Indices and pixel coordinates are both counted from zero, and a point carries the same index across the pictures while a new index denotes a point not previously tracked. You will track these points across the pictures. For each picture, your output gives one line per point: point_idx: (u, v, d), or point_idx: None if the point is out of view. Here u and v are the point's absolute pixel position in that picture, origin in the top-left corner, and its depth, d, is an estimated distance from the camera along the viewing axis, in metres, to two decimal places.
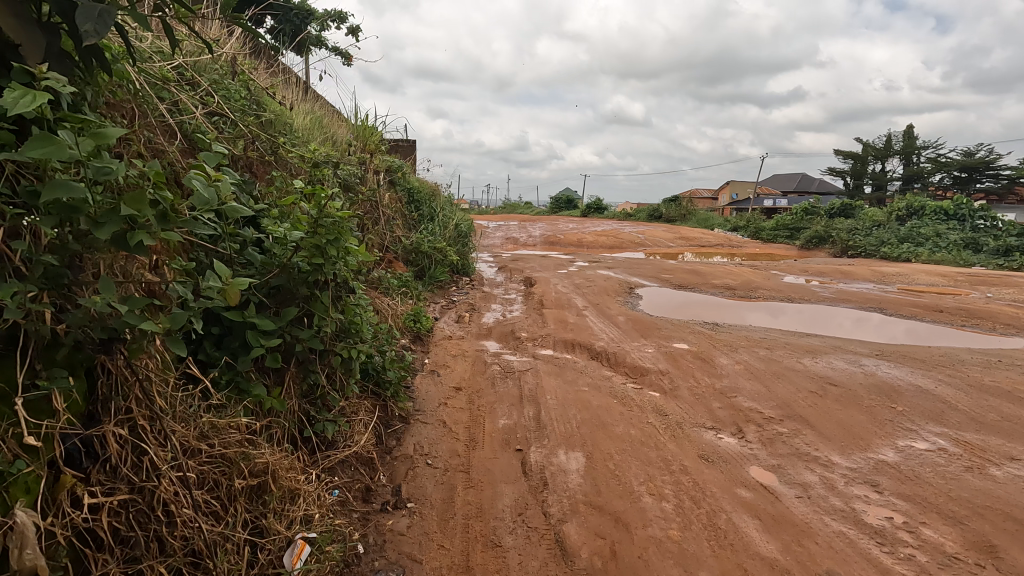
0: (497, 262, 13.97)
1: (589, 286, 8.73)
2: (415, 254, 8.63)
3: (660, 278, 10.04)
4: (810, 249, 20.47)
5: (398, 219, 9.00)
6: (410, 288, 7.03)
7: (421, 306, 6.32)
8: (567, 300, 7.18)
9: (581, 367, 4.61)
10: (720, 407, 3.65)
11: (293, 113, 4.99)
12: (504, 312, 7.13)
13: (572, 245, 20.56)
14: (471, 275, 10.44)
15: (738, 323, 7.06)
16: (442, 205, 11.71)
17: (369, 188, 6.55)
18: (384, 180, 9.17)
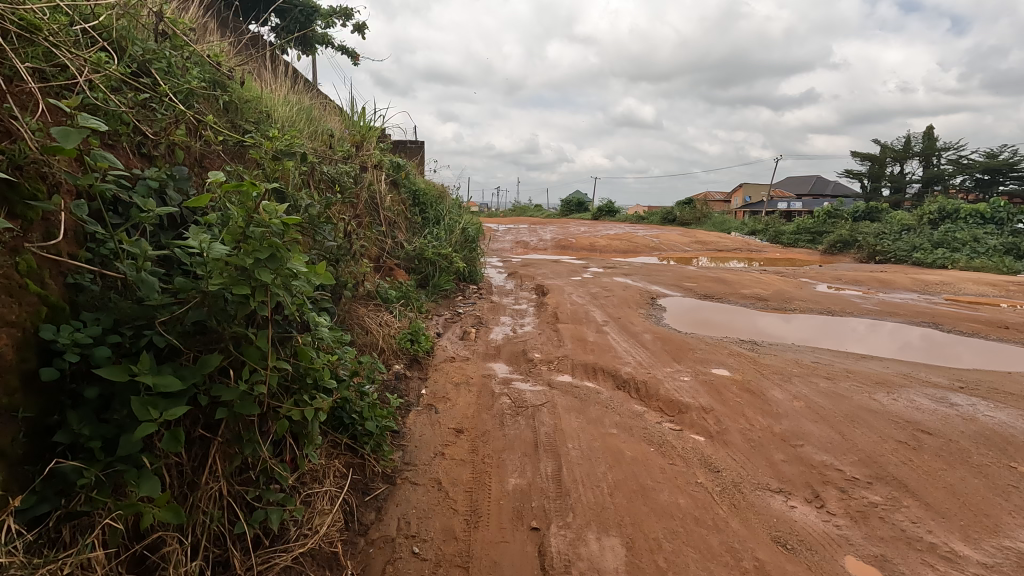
0: (507, 268, 13.28)
1: (606, 296, 8.01)
2: (418, 262, 7.97)
3: (683, 287, 9.29)
4: (835, 255, 19.57)
5: (399, 224, 8.34)
6: (410, 299, 6.36)
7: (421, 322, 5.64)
8: (585, 314, 6.48)
9: (605, 400, 3.90)
10: (785, 460, 2.93)
11: (272, 103, 4.35)
12: (514, 327, 6.42)
13: (585, 250, 19.80)
14: (479, 283, 9.74)
15: (778, 340, 6.28)
16: (450, 208, 11.06)
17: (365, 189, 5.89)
18: (386, 182, 8.52)
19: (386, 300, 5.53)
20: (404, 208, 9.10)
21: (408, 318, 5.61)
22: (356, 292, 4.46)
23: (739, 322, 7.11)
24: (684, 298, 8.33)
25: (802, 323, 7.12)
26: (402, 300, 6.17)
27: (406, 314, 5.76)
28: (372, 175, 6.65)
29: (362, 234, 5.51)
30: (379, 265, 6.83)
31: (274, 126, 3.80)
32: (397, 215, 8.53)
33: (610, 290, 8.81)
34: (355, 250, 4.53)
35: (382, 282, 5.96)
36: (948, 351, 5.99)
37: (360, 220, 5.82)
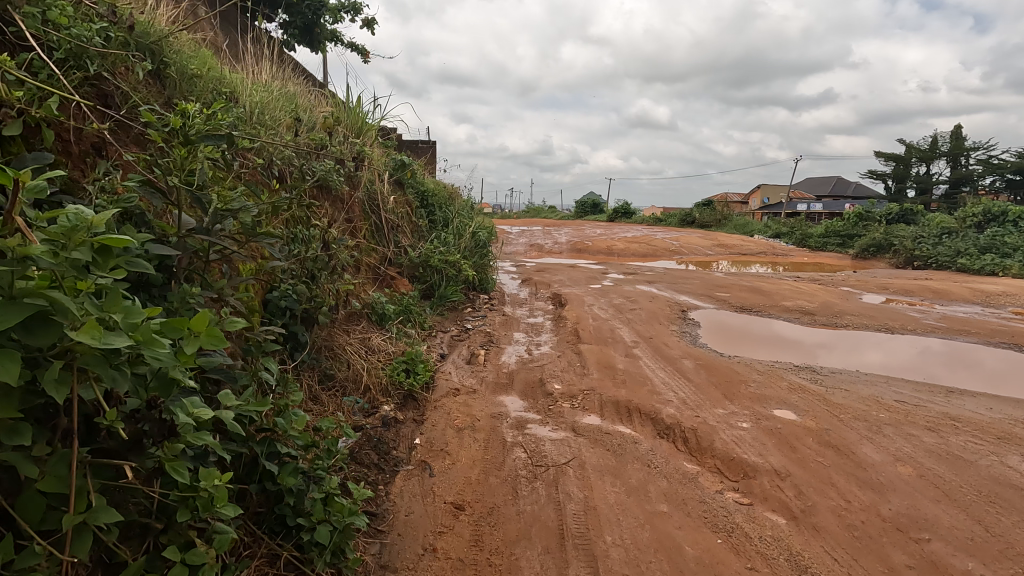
0: (521, 274, 12.49)
1: (632, 309, 7.17)
2: (422, 269, 7.24)
3: (715, 298, 8.41)
4: (868, 259, 18.50)
5: (402, 227, 7.58)
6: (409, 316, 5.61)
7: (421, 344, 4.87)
8: (610, 333, 5.66)
9: (646, 455, 3.08)
10: (911, 565, 2.10)
11: (238, 86, 3.61)
12: (529, 346, 5.63)
13: (603, 254, 18.97)
14: (490, 292, 8.95)
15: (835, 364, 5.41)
16: (460, 210, 10.30)
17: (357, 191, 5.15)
18: (388, 182, 7.79)
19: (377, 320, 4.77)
20: (408, 211, 8.36)
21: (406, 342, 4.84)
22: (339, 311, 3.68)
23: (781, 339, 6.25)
24: (718, 311, 7.46)
25: (858, 342, 6.24)
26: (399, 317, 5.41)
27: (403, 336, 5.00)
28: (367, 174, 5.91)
29: (351, 241, 4.75)
30: (376, 275, 6.08)
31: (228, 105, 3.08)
32: (401, 219, 7.78)
33: (635, 301, 7.96)
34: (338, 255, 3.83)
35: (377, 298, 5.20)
36: (970, 360, 5.65)
37: (351, 226, 5.07)
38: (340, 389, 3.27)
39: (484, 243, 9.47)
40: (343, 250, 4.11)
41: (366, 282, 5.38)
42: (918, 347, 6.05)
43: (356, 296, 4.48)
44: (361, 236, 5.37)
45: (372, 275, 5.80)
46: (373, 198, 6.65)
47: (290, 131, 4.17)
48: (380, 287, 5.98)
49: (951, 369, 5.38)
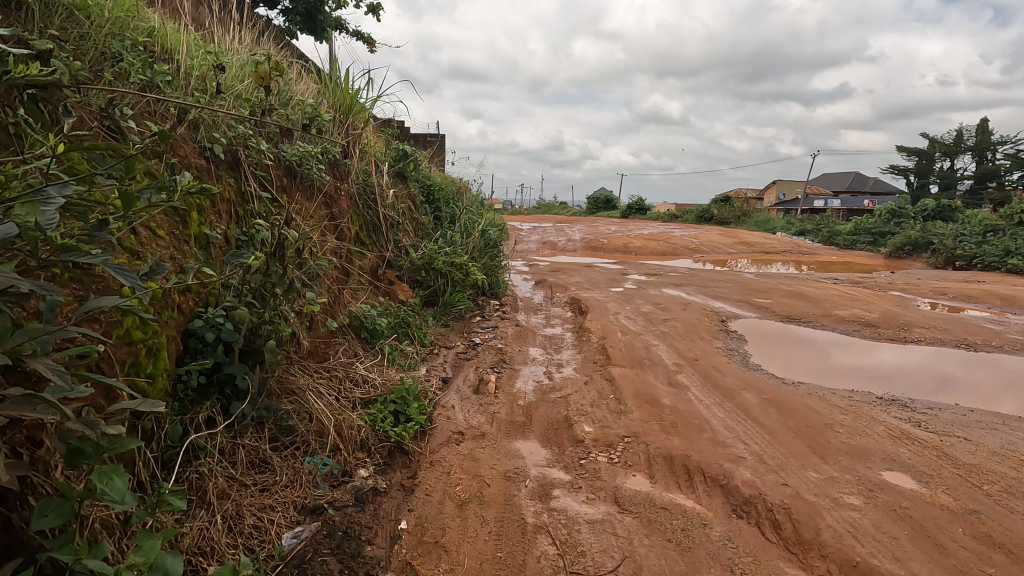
0: (534, 274, 11.58)
1: (665, 319, 6.22)
2: (424, 272, 6.44)
3: (755, 306, 7.44)
4: (903, 259, 17.36)
5: (402, 225, 6.71)
6: (398, 332, 4.76)
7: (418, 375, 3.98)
8: (647, 353, 4.72)
9: (725, 551, 2.17)
10: None
11: (171, 41, 2.73)
12: (549, 368, 4.72)
13: (619, 253, 17.99)
14: (502, 297, 8.04)
15: (918, 392, 4.44)
16: (469, 206, 9.42)
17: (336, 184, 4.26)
18: (386, 175, 6.90)
19: (371, 342, 4.21)
20: (409, 207, 7.47)
21: (397, 369, 3.96)
22: (308, 330, 2.86)
23: (842, 357, 5.31)
24: (762, 321, 6.51)
25: (934, 359, 5.28)
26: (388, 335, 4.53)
27: (392, 362, 4.13)
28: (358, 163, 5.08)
29: (329, 243, 3.87)
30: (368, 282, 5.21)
31: (119, 67, 2.24)
32: (401, 216, 6.89)
33: (666, 309, 7.00)
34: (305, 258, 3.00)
35: (363, 313, 4.33)
36: (987, 359, 5.33)
37: (333, 225, 4.19)
38: (298, 451, 2.39)
39: (495, 242, 8.47)
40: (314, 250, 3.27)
41: (351, 293, 4.52)
42: (938, 347, 5.60)
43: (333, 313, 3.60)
44: (348, 237, 4.50)
45: (362, 281, 4.92)
46: (367, 191, 5.89)
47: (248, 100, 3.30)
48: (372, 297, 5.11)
49: (967, 370, 5.04)
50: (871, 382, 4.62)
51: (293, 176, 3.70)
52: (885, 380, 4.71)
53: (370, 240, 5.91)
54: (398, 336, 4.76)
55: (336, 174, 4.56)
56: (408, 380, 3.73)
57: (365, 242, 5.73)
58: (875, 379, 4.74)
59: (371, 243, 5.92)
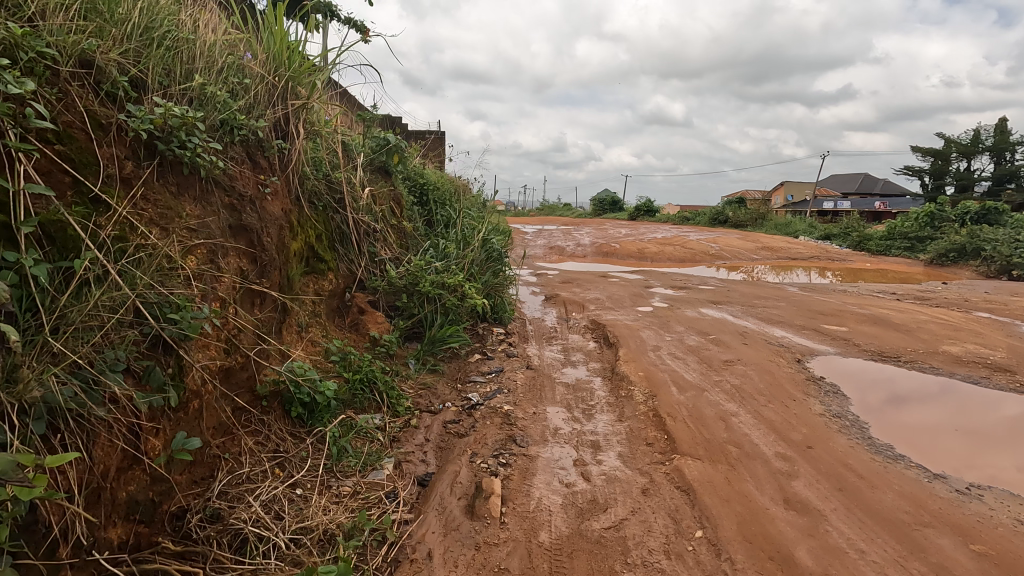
0: (543, 287, 9.99)
1: (728, 362, 4.64)
2: (406, 297, 4.93)
3: (830, 336, 5.85)
4: (949, 268, 15.75)
5: (368, 237, 5.19)
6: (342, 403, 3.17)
7: (372, 505, 2.41)
8: (729, 432, 3.15)
9: None
10: None
11: None
12: (583, 454, 3.15)
13: (633, 259, 16.44)
14: (508, 323, 6.43)
15: (932, 402, 4.06)
16: (467, 208, 7.85)
17: (238, 179, 2.70)
18: (359, 170, 5.34)
19: (280, 448, 2.56)
20: (390, 211, 5.92)
21: (332, 497, 2.36)
22: (17, 556, 1.30)
23: (853, 365, 4.86)
24: (844, 360, 5.01)
25: (1013, 390, 4.36)
26: (331, 416, 2.95)
27: (326, 471, 2.56)
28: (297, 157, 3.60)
29: (225, 282, 2.33)
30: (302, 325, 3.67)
31: None
32: (376, 224, 5.35)
33: (720, 343, 5.41)
34: (58, 328, 1.51)
35: (289, 387, 2.75)
36: None
37: (240, 245, 2.62)
38: None
39: (502, 254, 6.67)
40: (144, 298, 1.78)
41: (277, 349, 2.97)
42: None
43: (203, 404, 2.10)
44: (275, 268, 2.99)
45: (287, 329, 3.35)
46: (318, 194, 4.51)
47: (20, 17, 1.77)
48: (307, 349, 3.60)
49: (999, 380, 4.53)
50: (873, 389, 4.26)
51: (157, 160, 2.18)
52: (888, 386, 4.35)
53: (324, 261, 4.39)
54: (350, 409, 3.21)
55: (260, 163, 3.01)
56: (348, 524, 2.15)
57: (314, 263, 4.23)
58: (878, 384, 4.39)
59: (324, 265, 4.39)
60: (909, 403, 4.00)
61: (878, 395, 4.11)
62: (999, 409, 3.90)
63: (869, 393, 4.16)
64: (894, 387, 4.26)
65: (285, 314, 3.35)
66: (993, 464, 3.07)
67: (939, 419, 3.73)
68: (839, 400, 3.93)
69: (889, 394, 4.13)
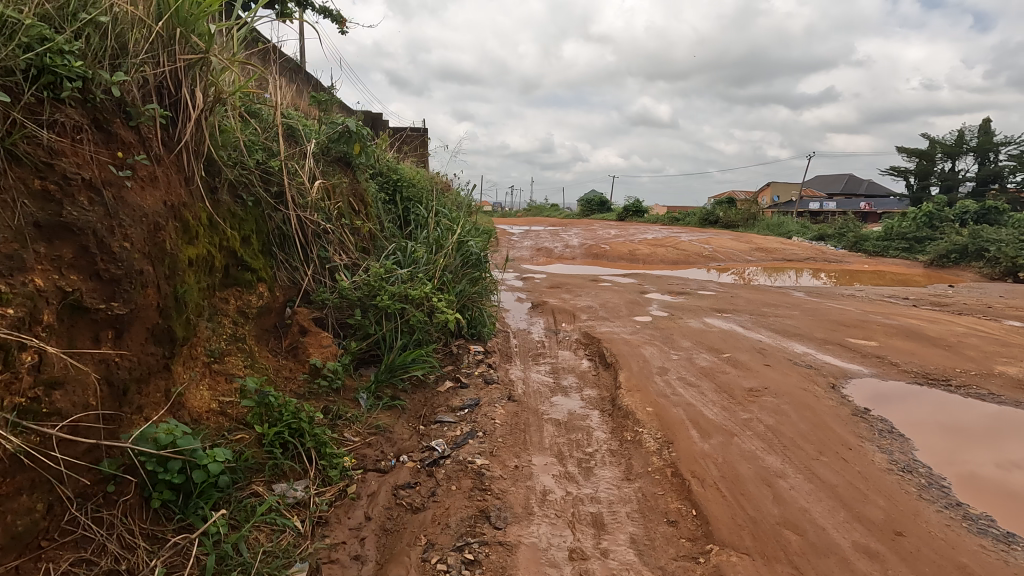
0: (529, 292, 9.11)
1: (754, 390, 3.79)
2: (360, 313, 4.01)
3: (860, 352, 5.06)
4: (951, 269, 15.19)
5: (313, 241, 4.28)
6: (240, 477, 2.25)
7: None
8: (781, 506, 2.32)
9: None
10: None
11: None
12: (581, 538, 2.29)
13: (624, 261, 15.65)
14: (489, 339, 5.51)
15: (914, 399, 3.96)
16: (443, 206, 6.94)
17: (58, 152, 1.81)
18: (305, 160, 4.43)
19: (121, 570, 1.70)
20: (348, 208, 5.01)
21: None
22: None
23: (831, 360, 4.82)
24: (881, 386, 4.21)
25: None
26: (220, 500, 2.07)
27: None
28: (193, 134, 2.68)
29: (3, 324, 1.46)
30: (192, 362, 2.72)
31: None
32: (327, 224, 4.44)
33: (738, 363, 4.57)
34: None
35: (145, 466, 1.85)
36: None
37: (37, 254, 1.71)
38: None
39: (481, 258, 5.76)
40: None
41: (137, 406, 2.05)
42: None
43: None
44: (140, 288, 2.08)
45: (172, 365, 2.43)
46: (241, 185, 3.59)
47: None
48: (208, 391, 2.69)
49: None
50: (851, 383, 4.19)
51: None
52: (872, 384, 4.23)
53: (252, 270, 3.52)
54: (256, 483, 2.30)
55: (119, 135, 2.09)
56: None
57: (237, 273, 3.38)
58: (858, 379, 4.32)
59: (251, 275, 3.50)
60: (891, 401, 3.89)
61: (863, 393, 3.98)
62: (980, 407, 3.83)
63: (853, 391, 4.03)
64: (875, 386, 4.16)
65: (173, 346, 2.43)
66: (988, 488, 2.69)
67: (921, 416, 3.62)
68: (894, 442, 3.16)
69: (872, 392, 4.02)
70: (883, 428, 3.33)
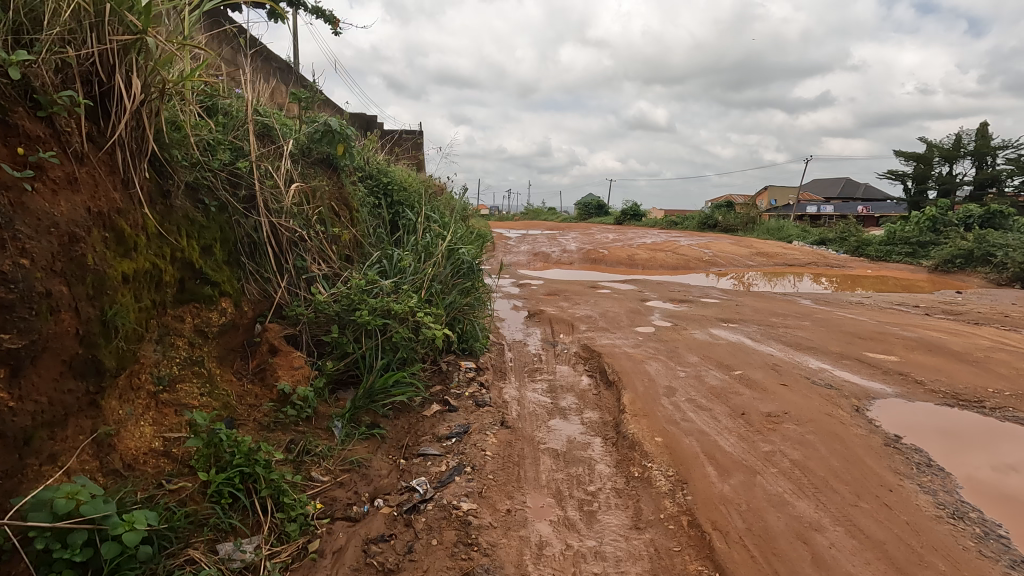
0: (525, 300, 8.73)
1: (773, 416, 3.42)
2: (337, 329, 3.62)
3: (880, 368, 4.71)
4: (956, 275, 14.92)
5: (287, 249, 3.89)
6: (173, 540, 1.88)
7: None
8: None
9: None
10: None
11: None
12: None
13: (622, 266, 15.33)
14: (482, 354, 5.12)
15: (919, 412, 3.79)
16: (435, 210, 6.57)
17: None
18: (280, 161, 4.06)
19: None
20: (329, 213, 4.62)
21: None
22: None
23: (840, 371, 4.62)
24: (907, 408, 3.84)
25: None
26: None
27: None
28: (131, 129, 2.32)
29: None
30: (132, 394, 2.34)
31: None
32: (304, 231, 4.06)
33: (751, 382, 4.20)
34: None
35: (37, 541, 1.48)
36: None
37: None
38: None
39: (473, 267, 5.37)
40: None
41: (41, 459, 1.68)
42: None
43: None
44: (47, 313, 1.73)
45: (100, 401, 2.05)
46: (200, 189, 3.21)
47: None
48: (149, 429, 2.31)
49: None
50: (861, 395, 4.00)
51: None
52: (878, 396, 4.04)
53: (215, 284, 3.14)
54: (194, 546, 1.92)
55: (19, 128, 1.74)
56: None
57: (194, 288, 2.99)
58: (869, 393, 4.10)
59: (213, 289, 3.12)
60: (896, 413, 3.72)
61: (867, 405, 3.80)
62: (987, 420, 3.66)
63: (859, 403, 3.83)
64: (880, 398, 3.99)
65: (100, 379, 2.05)
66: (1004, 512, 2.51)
67: (927, 430, 3.45)
68: (933, 477, 2.80)
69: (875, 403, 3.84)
70: (919, 461, 2.98)
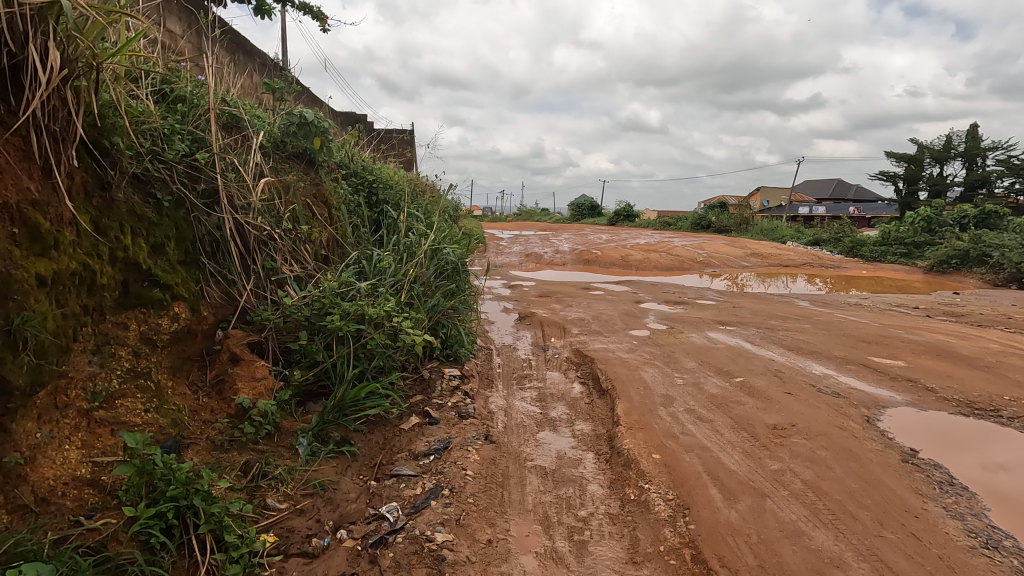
0: (516, 302, 8.44)
1: (780, 430, 3.15)
2: (306, 336, 3.31)
3: (889, 374, 4.45)
4: (952, 276, 14.78)
5: (253, 249, 3.57)
6: None
7: None
8: None
9: None
10: None
11: None
12: None
13: (616, 267, 15.08)
14: (468, 360, 4.81)
15: (930, 421, 3.55)
16: (421, 209, 6.26)
17: None
18: (247, 153, 3.75)
19: None
20: (303, 210, 4.32)
21: None
22: None
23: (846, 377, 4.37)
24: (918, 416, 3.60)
25: None
26: None
27: None
28: (53, 108, 2.05)
29: None
30: (56, 415, 2.01)
31: None
32: (273, 228, 3.75)
33: (754, 391, 3.93)
34: None
35: None
36: None
37: None
38: None
39: (459, 268, 5.06)
40: None
41: None
42: None
43: None
44: None
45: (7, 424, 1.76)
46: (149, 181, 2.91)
47: None
48: (74, 454, 2.01)
49: None
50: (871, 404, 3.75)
51: None
52: (887, 404, 3.80)
53: (166, 286, 2.82)
54: None
55: None
56: None
57: (141, 291, 2.67)
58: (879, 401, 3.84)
59: (164, 292, 2.80)
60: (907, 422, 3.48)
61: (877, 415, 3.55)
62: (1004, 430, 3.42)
63: (868, 412, 3.59)
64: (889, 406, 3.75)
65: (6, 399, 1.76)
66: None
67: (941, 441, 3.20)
68: (958, 499, 2.54)
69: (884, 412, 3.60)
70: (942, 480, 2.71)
